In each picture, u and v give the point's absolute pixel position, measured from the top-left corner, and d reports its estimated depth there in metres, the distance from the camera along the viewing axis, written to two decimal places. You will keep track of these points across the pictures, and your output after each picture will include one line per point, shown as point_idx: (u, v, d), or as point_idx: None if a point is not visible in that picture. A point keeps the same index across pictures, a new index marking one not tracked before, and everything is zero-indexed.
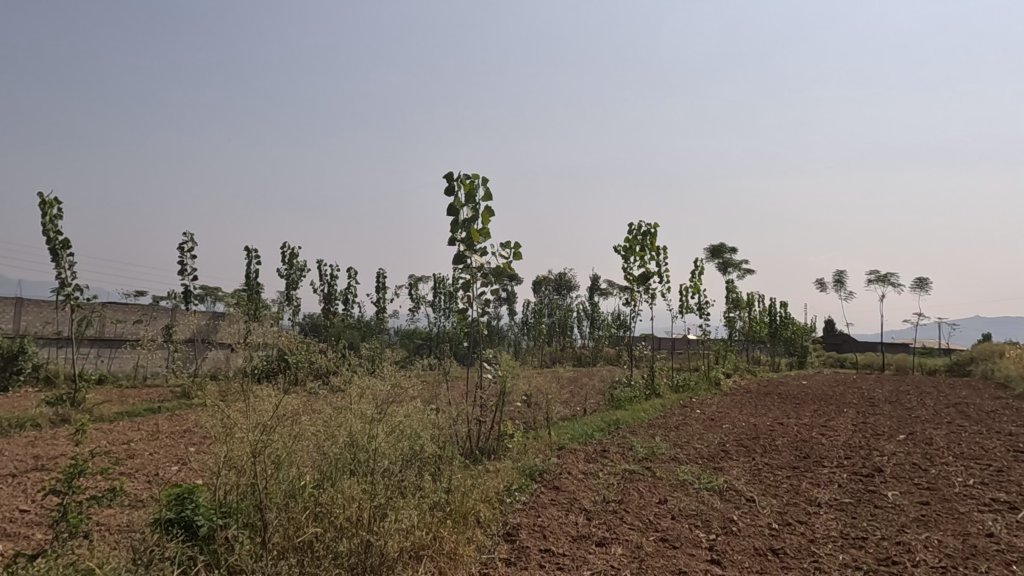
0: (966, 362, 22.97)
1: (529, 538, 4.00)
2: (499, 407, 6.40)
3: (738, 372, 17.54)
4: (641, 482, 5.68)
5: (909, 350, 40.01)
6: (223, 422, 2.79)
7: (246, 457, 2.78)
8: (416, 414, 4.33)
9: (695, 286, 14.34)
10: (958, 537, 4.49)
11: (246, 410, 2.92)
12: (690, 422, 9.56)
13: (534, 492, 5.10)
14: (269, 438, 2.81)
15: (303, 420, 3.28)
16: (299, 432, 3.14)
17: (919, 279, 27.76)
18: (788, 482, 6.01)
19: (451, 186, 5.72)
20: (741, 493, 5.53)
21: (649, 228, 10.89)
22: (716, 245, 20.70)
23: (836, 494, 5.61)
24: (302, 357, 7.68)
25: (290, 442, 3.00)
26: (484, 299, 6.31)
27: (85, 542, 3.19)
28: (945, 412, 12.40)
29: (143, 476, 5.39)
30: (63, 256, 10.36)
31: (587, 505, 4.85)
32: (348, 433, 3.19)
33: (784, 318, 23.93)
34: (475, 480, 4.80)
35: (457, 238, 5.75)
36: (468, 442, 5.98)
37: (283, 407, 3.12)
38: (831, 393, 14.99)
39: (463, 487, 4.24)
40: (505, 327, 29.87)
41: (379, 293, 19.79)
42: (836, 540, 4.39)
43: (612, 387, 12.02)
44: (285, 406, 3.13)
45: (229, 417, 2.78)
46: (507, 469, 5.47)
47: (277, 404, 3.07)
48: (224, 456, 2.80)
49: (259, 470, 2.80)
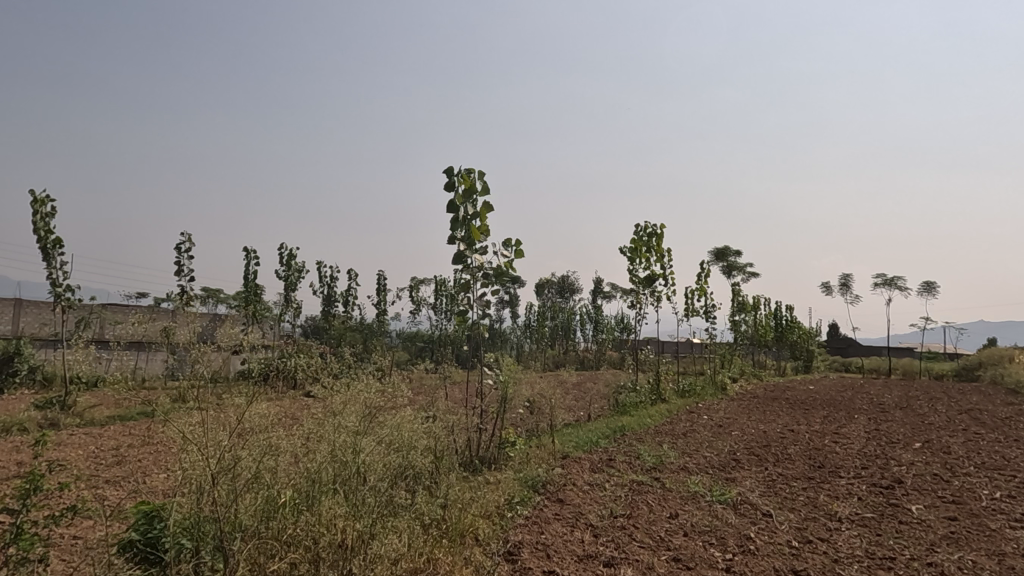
0: (975, 366, 22.57)
1: (531, 557, 3.69)
2: (500, 413, 6.10)
3: (744, 376, 17.22)
4: (650, 494, 5.37)
5: (916, 354, 39.47)
6: (186, 438, 2.50)
7: (210, 477, 2.51)
8: (409, 422, 4.04)
9: (701, 289, 14.03)
10: (993, 558, 4.17)
11: (205, 427, 2.61)
12: (698, 429, 9.24)
13: (536, 505, 4.78)
14: (236, 455, 2.52)
15: (281, 433, 3.00)
16: (275, 445, 2.85)
17: (927, 284, 27.34)
18: (805, 495, 5.69)
19: (451, 182, 5.42)
20: (756, 507, 5.22)
21: (655, 229, 10.59)
22: (722, 248, 20.42)
23: (857, 508, 5.29)
24: (297, 361, 7.39)
25: (261, 458, 2.70)
26: (484, 300, 6.02)
27: (42, 566, 2.91)
28: (958, 418, 12.05)
29: (126, 486, 5.11)
30: (54, 256, 10.10)
31: (593, 520, 4.54)
32: (330, 447, 2.90)
33: (790, 321, 23.62)
34: (474, 494, 4.52)
35: (456, 236, 5.46)
36: (468, 451, 5.68)
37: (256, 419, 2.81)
38: (840, 399, 14.68)
39: (461, 500, 3.94)
40: (508, 330, 29.61)
41: (380, 295, 19.51)
42: (862, 560, 4.09)
43: (617, 392, 11.72)
44: (259, 416, 2.81)
45: (187, 434, 2.48)
46: (508, 481, 5.17)
47: (247, 415, 2.74)
48: (188, 476, 2.52)
49: (224, 494, 2.52)
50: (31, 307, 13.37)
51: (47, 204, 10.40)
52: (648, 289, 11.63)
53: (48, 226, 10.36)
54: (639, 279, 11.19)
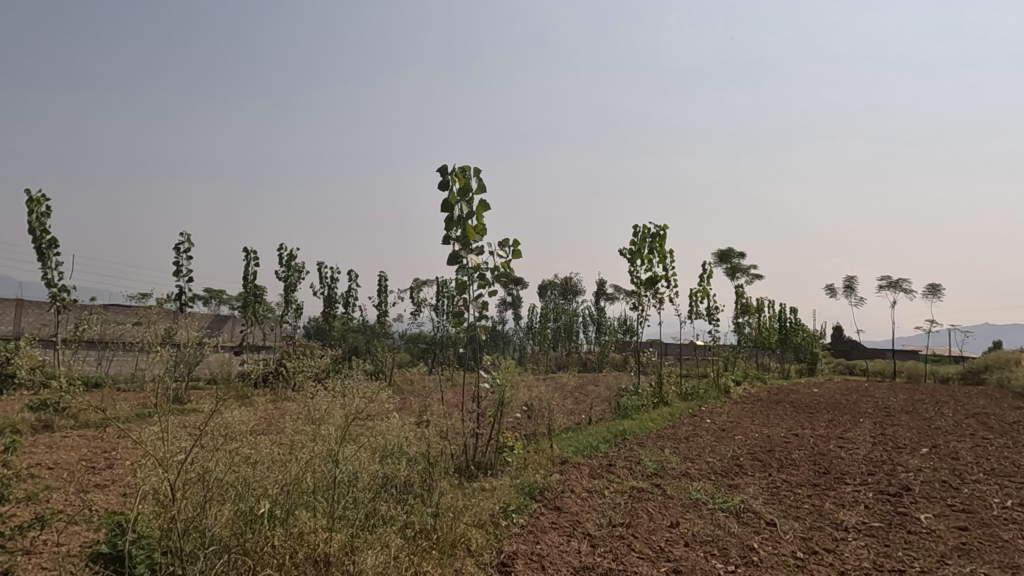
0: (981, 369, 22.31)
1: (525, 570, 3.51)
2: (497, 418, 5.95)
3: (747, 379, 17.05)
4: (650, 502, 5.22)
5: (921, 356, 39.22)
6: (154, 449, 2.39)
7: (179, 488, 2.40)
8: (399, 428, 3.89)
9: (704, 290, 13.87)
10: (1007, 571, 4.00)
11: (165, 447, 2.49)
12: (701, 433, 9.08)
13: (533, 514, 4.63)
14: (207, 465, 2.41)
15: (257, 444, 2.88)
16: (248, 456, 2.74)
17: (932, 287, 27.12)
18: (810, 503, 5.53)
19: (445, 180, 5.28)
20: (760, 516, 5.05)
21: (658, 230, 10.43)
22: (725, 250, 20.26)
23: (864, 517, 5.13)
24: (292, 364, 7.25)
25: (226, 470, 2.57)
26: (481, 301, 5.88)
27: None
28: (966, 422, 11.84)
29: (115, 490, 4.99)
30: (50, 256, 10.01)
31: (590, 530, 4.39)
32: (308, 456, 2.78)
33: (794, 323, 23.42)
34: (467, 503, 4.37)
35: (452, 236, 5.33)
36: (463, 456, 5.54)
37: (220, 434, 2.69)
38: (845, 402, 14.49)
39: (453, 510, 3.78)
40: (510, 332, 29.48)
41: (381, 296, 19.40)
42: (869, 573, 3.92)
43: (618, 395, 11.57)
44: (220, 431, 2.69)
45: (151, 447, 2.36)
46: (504, 488, 5.02)
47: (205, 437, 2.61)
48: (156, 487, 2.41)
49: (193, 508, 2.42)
50: (31, 307, 13.29)
51: (42, 203, 10.30)
52: (649, 291, 11.48)
53: (43, 226, 10.27)
54: (641, 281, 11.05)
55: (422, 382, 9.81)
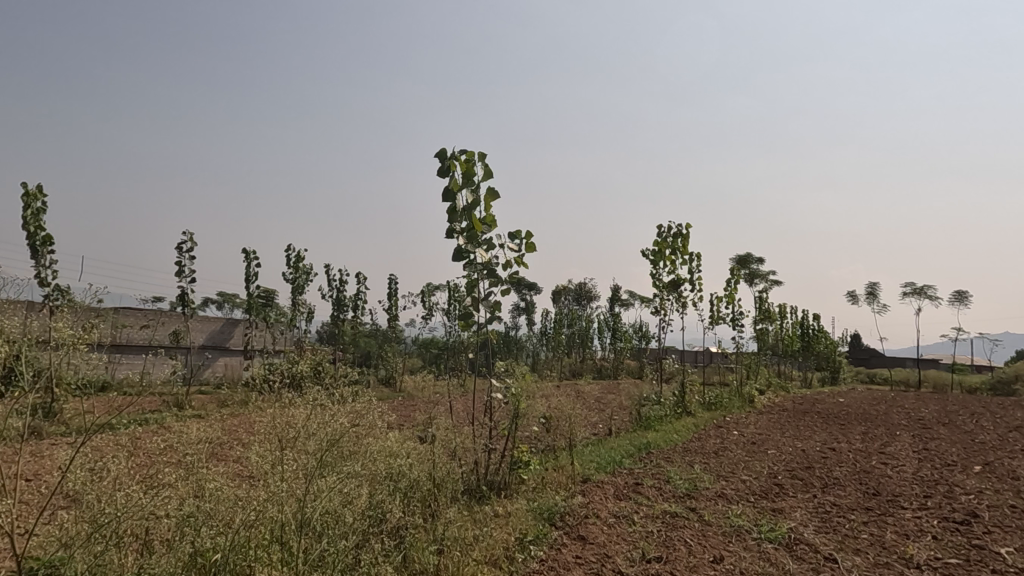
0: (1014, 379, 21.24)
1: None
2: (512, 431, 5.28)
3: (770, 388, 16.28)
4: (686, 530, 4.57)
5: (943, 367, 38.08)
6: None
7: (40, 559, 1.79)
8: (393, 452, 3.26)
9: (728, 295, 13.16)
10: None
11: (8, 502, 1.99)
12: (730, 448, 8.37)
13: (553, 544, 3.99)
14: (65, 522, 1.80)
15: (186, 484, 2.27)
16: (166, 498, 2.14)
17: (960, 293, 26.16)
18: (868, 532, 4.85)
19: (445, 166, 4.69)
20: (815, 549, 4.38)
21: (681, 229, 9.77)
22: (744, 255, 19.57)
23: (936, 551, 4.43)
24: (273, 379, 6.64)
25: (127, 514, 2.02)
26: (490, 302, 5.27)
27: None
28: (1011, 437, 11.03)
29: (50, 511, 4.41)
30: (43, 253, 9.52)
31: (621, 566, 3.73)
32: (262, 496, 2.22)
33: (817, 330, 22.61)
34: (478, 535, 3.77)
35: (455, 228, 4.74)
36: (473, 475, 4.92)
37: (103, 470, 2.18)
38: (877, 414, 13.68)
39: (463, 547, 3.12)
40: (524, 338, 28.82)
41: (391, 300, 18.89)
42: None
43: (638, 404, 10.90)
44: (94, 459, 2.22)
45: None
46: (519, 514, 4.39)
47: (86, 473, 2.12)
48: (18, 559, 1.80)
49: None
50: None
51: (38, 198, 9.83)
52: (672, 294, 10.81)
53: (38, 222, 9.79)
54: (662, 284, 10.40)
55: (431, 391, 9.18)
